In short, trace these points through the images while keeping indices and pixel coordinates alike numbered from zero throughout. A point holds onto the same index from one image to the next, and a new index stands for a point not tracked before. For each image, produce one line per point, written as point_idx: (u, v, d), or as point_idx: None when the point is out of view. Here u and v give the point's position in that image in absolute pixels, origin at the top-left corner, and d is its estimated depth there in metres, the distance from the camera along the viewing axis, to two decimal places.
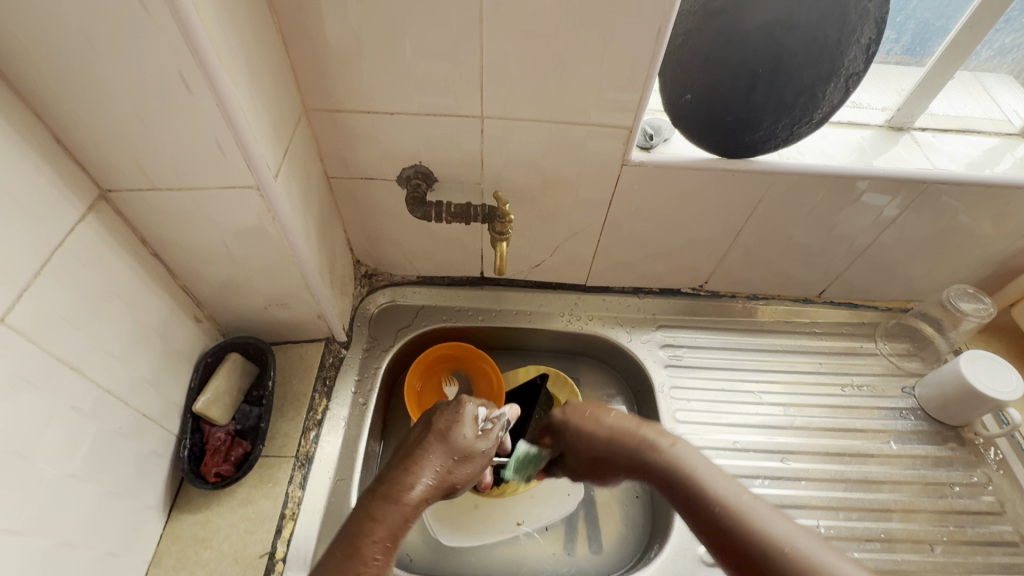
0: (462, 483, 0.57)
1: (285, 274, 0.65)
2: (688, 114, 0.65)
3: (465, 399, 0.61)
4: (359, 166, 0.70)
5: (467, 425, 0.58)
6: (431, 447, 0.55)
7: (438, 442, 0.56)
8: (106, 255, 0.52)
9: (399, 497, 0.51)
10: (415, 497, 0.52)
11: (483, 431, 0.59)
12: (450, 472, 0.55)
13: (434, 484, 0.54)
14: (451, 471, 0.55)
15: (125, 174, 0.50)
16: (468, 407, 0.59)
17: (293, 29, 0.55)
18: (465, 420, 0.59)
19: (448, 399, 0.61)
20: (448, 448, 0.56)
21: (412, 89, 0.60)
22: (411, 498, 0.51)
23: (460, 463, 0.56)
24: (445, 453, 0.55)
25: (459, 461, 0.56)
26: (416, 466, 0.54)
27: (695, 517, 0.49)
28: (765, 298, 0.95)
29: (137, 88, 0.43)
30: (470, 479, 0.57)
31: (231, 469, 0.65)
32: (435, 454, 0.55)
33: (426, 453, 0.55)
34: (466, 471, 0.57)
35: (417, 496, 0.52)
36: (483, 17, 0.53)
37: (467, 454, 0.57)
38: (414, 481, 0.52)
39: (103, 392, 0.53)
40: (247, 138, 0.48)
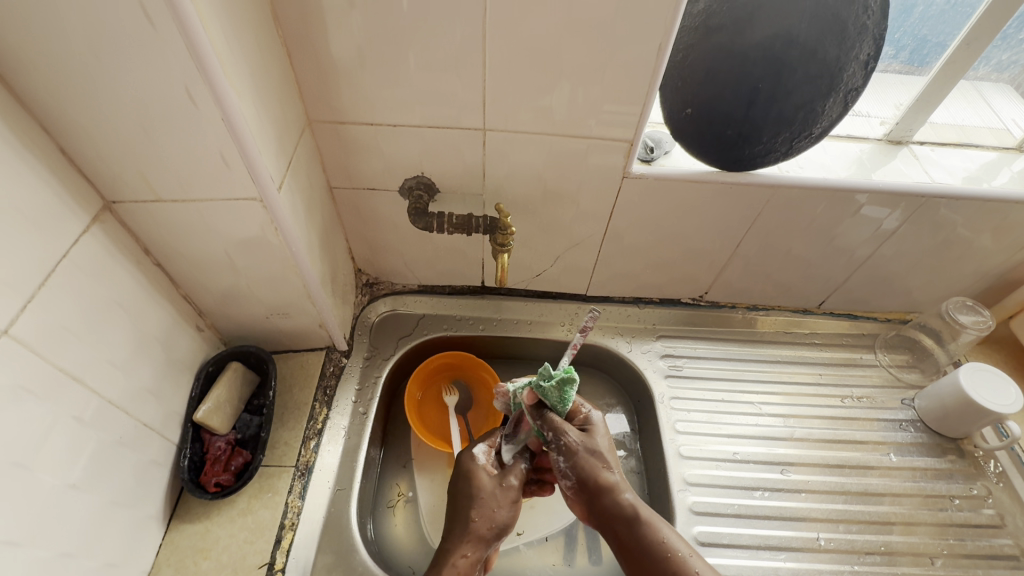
0: (506, 528, 0.63)
1: (287, 284, 0.65)
2: (688, 127, 0.66)
3: (467, 453, 0.67)
4: (361, 176, 0.70)
5: (492, 480, 0.65)
6: (464, 516, 0.62)
7: (469, 509, 0.63)
8: (111, 266, 0.53)
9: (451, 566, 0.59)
10: (466, 564, 0.60)
11: (502, 476, 0.65)
12: (488, 528, 0.62)
13: (481, 549, 0.61)
14: (492, 530, 0.62)
15: (130, 187, 0.50)
16: (483, 467, 0.66)
17: (298, 43, 0.55)
18: (482, 472, 0.65)
19: (465, 459, 0.67)
20: (477, 509, 0.62)
21: (414, 102, 0.61)
22: (460, 568, 0.59)
23: (492, 516, 0.62)
24: (479, 518, 0.62)
25: (493, 515, 0.63)
26: (457, 538, 0.61)
27: (627, 556, 0.58)
28: (764, 309, 0.95)
29: (144, 102, 0.43)
30: (511, 523, 0.64)
31: (230, 478, 0.65)
32: (469, 518, 0.62)
33: (460, 519, 0.62)
34: (501, 519, 0.63)
35: (468, 566, 0.60)
36: (485, 31, 0.54)
37: (497, 506, 0.63)
38: (459, 554, 0.60)
39: (104, 402, 0.53)
40: (251, 150, 0.48)
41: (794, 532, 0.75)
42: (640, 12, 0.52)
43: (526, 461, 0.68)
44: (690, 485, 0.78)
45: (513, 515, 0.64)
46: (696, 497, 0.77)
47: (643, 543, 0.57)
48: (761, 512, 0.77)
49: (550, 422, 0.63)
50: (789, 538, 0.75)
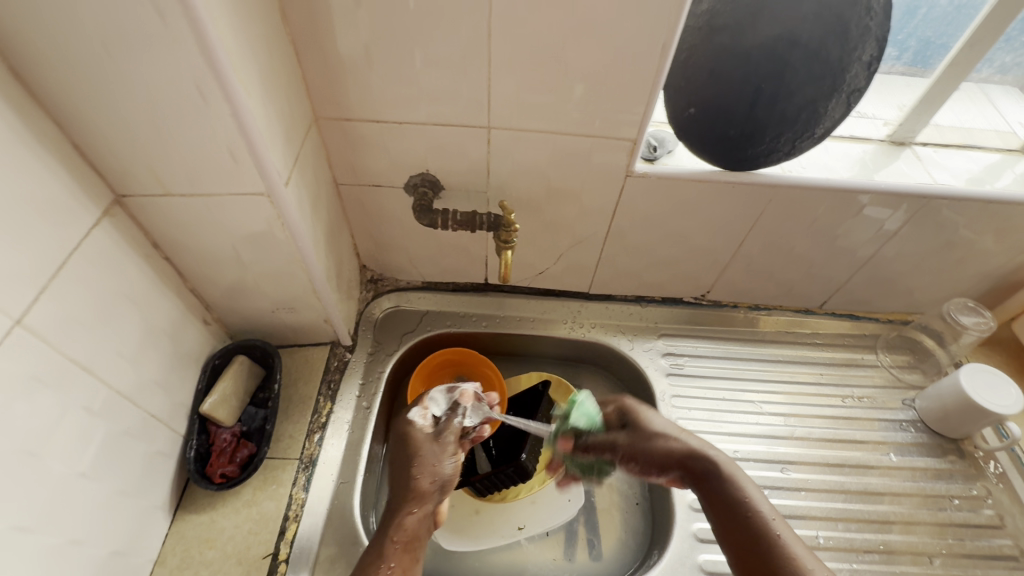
0: (452, 482, 0.64)
1: (293, 278, 0.66)
2: (691, 127, 0.66)
3: (403, 417, 0.66)
4: (366, 173, 0.71)
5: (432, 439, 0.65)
6: (406, 478, 0.62)
7: (411, 469, 0.62)
8: (121, 259, 0.54)
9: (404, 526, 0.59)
10: (416, 522, 0.60)
11: (441, 435, 0.65)
12: (432, 485, 0.62)
13: (429, 505, 0.62)
14: (437, 486, 0.62)
15: (141, 181, 0.51)
16: (423, 426, 0.65)
17: (306, 41, 0.56)
18: (420, 435, 0.65)
19: (403, 424, 0.65)
20: (421, 470, 0.62)
21: (420, 100, 0.62)
22: (408, 526, 0.60)
23: (439, 474, 0.63)
24: (422, 478, 0.62)
25: (437, 472, 0.63)
26: (402, 497, 0.61)
27: (732, 527, 0.59)
28: (766, 308, 0.96)
29: (154, 98, 0.44)
30: (453, 478, 0.65)
31: (236, 470, 0.66)
32: (412, 477, 0.62)
33: (400, 479, 0.62)
34: (445, 474, 0.64)
35: (417, 523, 0.60)
36: (491, 30, 0.54)
37: (442, 463, 0.64)
38: (409, 515, 0.60)
39: (113, 392, 0.54)
40: (260, 146, 0.49)
41: (793, 530, 0.76)
42: (645, 12, 0.52)
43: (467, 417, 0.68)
44: None
45: (456, 469, 0.65)
46: None
47: (735, 507, 0.59)
48: None
49: (595, 447, 0.67)
50: None
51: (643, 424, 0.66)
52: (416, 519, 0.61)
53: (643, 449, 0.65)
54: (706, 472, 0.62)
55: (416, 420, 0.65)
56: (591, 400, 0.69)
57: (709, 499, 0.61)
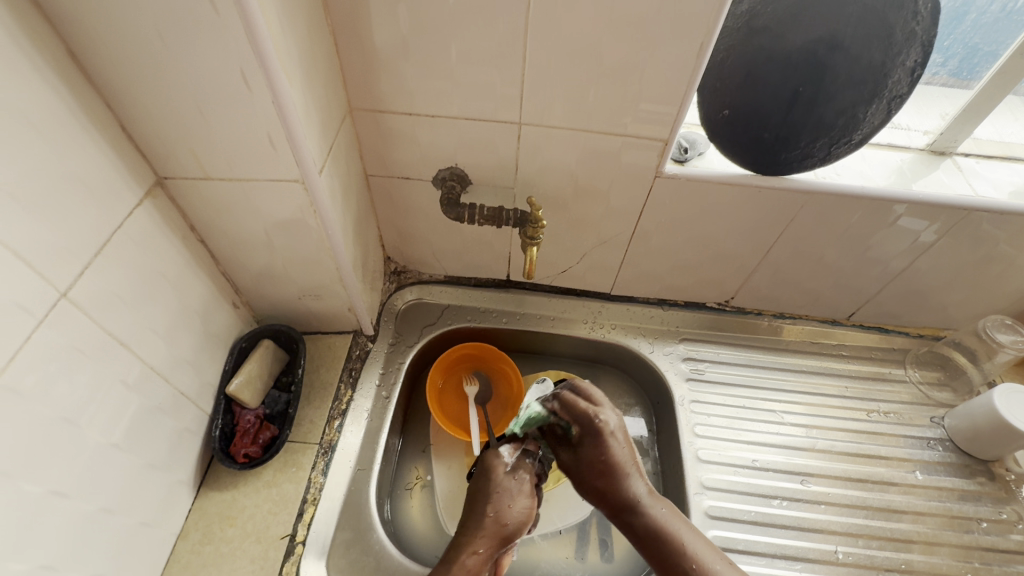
0: (520, 526, 0.62)
1: (321, 265, 0.67)
2: (724, 129, 0.66)
3: (492, 453, 0.66)
4: (396, 165, 0.72)
5: (518, 481, 0.64)
6: (479, 512, 0.61)
7: (487, 506, 0.61)
8: (158, 240, 0.55)
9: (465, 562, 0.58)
10: (479, 561, 0.59)
11: (517, 471, 0.65)
12: (501, 527, 0.60)
13: (494, 548, 0.60)
14: (507, 529, 0.61)
15: (182, 164, 0.53)
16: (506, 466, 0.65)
17: (346, 34, 0.57)
18: (498, 468, 0.64)
19: (488, 456, 0.66)
20: (489, 507, 0.61)
21: (454, 94, 0.62)
22: (470, 566, 0.58)
23: (507, 515, 0.61)
24: (497, 517, 0.61)
25: (512, 514, 0.61)
26: (470, 533, 0.59)
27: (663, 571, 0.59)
28: (791, 317, 0.94)
29: (199, 82, 0.45)
30: (523, 525, 0.62)
31: (258, 451, 0.67)
32: (485, 514, 0.60)
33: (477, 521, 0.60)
34: (517, 517, 0.61)
35: (479, 565, 0.58)
36: (527, 25, 0.55)
37: (516, 506, 0.62)
38: (476, 554, 0.58)
39: (147, 368, 0.55)
40: (297, 134, 0.50)
41: (811, 544, 0.74)
42: (684, 11, 0.52)
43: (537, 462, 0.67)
44: (706, 490, 0.78)
45: (529, 515, 0.63)
46: (712, 501, 0.77)
47: (674, 554, 0.59)
48: (778, 521, 0.76)
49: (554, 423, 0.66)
50: (806, 549, 0.74)
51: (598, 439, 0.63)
52: (478, 558, 0.59)
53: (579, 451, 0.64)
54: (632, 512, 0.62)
55: (498, 452, 0.66)
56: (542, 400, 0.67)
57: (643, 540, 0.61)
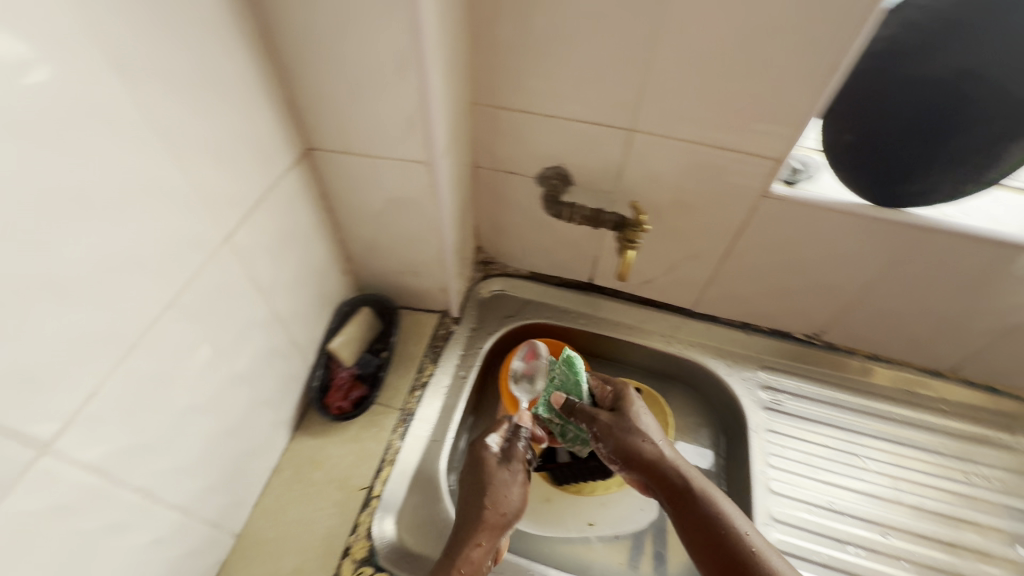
0: (516, 515, 0.65)
1: (426, 245, 0.72)
2: (844, 154, 0.64)
3: (480, 443, 0.70)
4: (504, 160, 0.76)
5: (492, 467, 0.67)
6: (480, 507, 0.64)
7: (486, 500, 0.64)
8: (298, 203, 0.62)
9: (472, 552, 0.61)
10: (486, 548, 0.62)
11: (511, 462, 0.69)
12: (500, 517, 0.64)
13: (497, 538, 0.63)
14: (503, 518, 0.64)
15: (330, 137, 0.59)
16: (479, 445, 0.70)
17: (483, 33, 0.62)
18: (491, 459, 0.68)
19: (478, 448, 0.70)
20: (485, 496, 0.65)
21: (573, 97, 0.65)
22: (475, 558, 0.60)
23: (501, 506, 0.64)
24: (494, 508, 0.64)
25: (509, 504, 0.65)
26: (472, 526, 0.62)
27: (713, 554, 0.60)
28: (887, 361, 0.89)
29: (361, 66, 0.51)
30: (521, 511, 0.66)
31: (349, 406, 0.74)
32: (488, 508, 0.64)
33: (476, 513, 0.63)
34: (512, 507, 0.65)
35: (484, 556, 0.61)
36: (658, 34, 0.57)
37: (507, 492, 0.66)
38: (481, 543, 0.62)
39: (273, 314, 0.62)
40: (433, 119, 0.55)
41: None
42: (823, 31, 0.52)
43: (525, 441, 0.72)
44: (775, 522, 0.75)
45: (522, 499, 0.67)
46: (780, 535, 0.74)
47: (717, 532, 0.61)
48: (852, 570, 0.72)
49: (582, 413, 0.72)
50: None
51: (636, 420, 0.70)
52: (484, 547, 0.62)
53: (615, 436, 0.69)
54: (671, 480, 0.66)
55: (483, 442, 0.70)
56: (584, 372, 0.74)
57: (682, 516, 0.64)
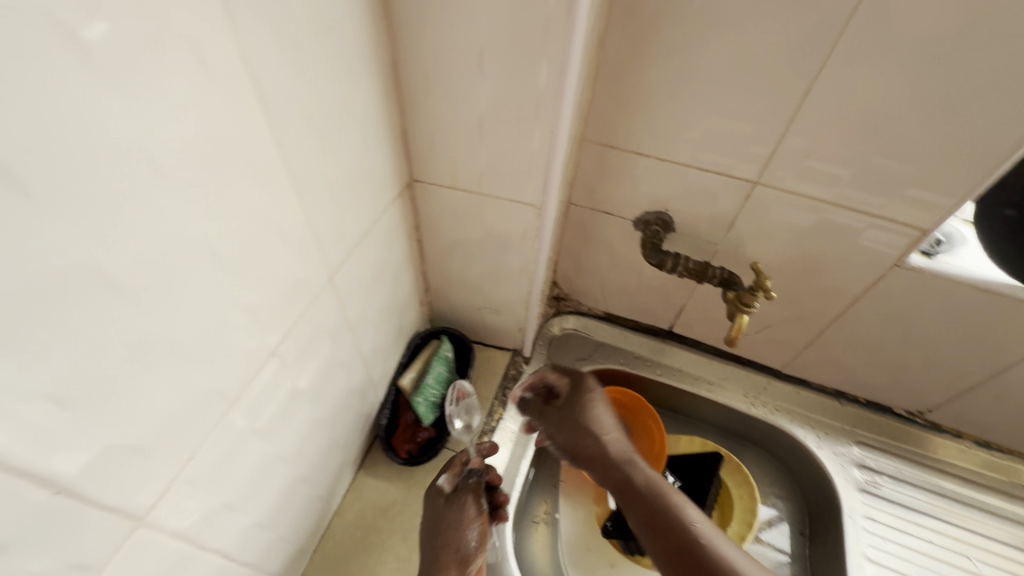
0: (472, 557, 0.58)
1: (515, 285, 0.68)
2: (1003, 233, 0.57)
3: (431, 485, 0.63)
4: (603, 200, 0.71)
5: (441, 508, 0.61)
6: (433, 548, 0.58)
7: (435, 539, 0.58)
8: (394, 235, 0.58)
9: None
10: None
11: (461, 497, 0.61)
12: (463, 558, 0.58)
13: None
14: (467, 560, 0.58)
15: (436, 171, 0.55)
16: (445, 484, 0.62)
17: (609, 67, 0.57)
18: (440, 495, 0.62)
19: (431, 495, 0.62)
20: (447, 540, 0.58)
21: (697, 142, 0.60)
22: None
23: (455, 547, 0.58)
24: (446, 548, 0.57)
25: (465, 542, 0.58)
26: (434, 568, 0.57)
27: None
28: (1000, 450, 0.80)
29: (490, 103, 0.47)
30: (483, 544, 0.60)
31: (417, 450, 0.68)
32: (439, 547, 0.58)
33: (433, 555, 0.58)
34: (471, 549, 0.58)
35: None
36: (813, 86, 0.51)
37: (467, 531, 0.59)
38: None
39: (357, 353, 0.58)
40: (557, 163, 0.50)
41: None
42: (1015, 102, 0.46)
43: (480, 474, 0.64)
44: None
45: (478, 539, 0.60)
46: None
47: (685, 541, 0.55)
48: None
49: (541, 408, 0.70)
50: None
51: (581, 408, 0.67)
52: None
53: (562, 433, 0.68)
54: (619, 478, 0.63)
55: (436, 484, 0.62)
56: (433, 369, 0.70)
57: (651, 524, 0.58)
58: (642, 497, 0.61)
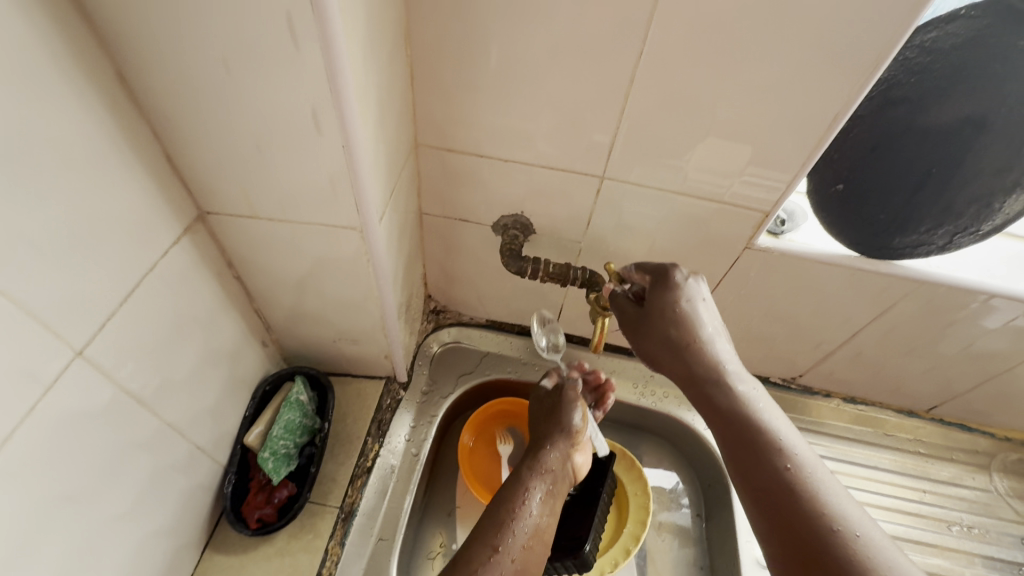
0: (578, 436, 0.65)
1: (365, 313, 0.60)
2: (834, 206, 0.58)
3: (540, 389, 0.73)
4: (456, 207, 0.65)
5: (547, 400, 0.71)
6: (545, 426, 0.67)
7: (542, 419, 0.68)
8: (192, 279, 0.49)
9: (539, 471, 0.61)
10: (557, 464, 0.63)
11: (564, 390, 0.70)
12: (566, 433, 0.65)
13: (562, 453, 0.64)
14: (570, 432, 0.65)
15: (227, 202, 0.46)
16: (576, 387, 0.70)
17: (424, 63, 0.50)
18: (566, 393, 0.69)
19: (540, 394, 0.72)
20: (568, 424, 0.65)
21: (534, 140, 0.55)
22: (551, 461, 0.62)
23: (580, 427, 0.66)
24: (555, 425, 0.66)
25: (571, 421, 0.66)
26: (545, 436, 0.65)
27: (782, 535, 0.44)
28: (864, 403, 0.85)
29: (264, 119, 0.39)
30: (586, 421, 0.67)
31: (273, 514, 0.60)
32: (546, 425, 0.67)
33: (541, 433, 0.66)
34: (577, 424, 0.66)
35: (556, 460, 0.62)
36: (634, 76, 0.48)
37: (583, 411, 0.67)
38: (548, 460, 0.62)
39: (164, 425, 0.49)
40: (363, 181, 0.43)
41: None
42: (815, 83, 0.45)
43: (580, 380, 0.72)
44: None
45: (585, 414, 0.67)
46: None
47: (794, 506, 0.44)
48: None
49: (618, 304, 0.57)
50: None
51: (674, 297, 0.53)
52: (551, 463, 0.62)
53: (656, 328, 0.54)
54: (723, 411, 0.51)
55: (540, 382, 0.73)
56: (288, 412, 0.62)
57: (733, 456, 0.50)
58: (756, 444, 0.49)
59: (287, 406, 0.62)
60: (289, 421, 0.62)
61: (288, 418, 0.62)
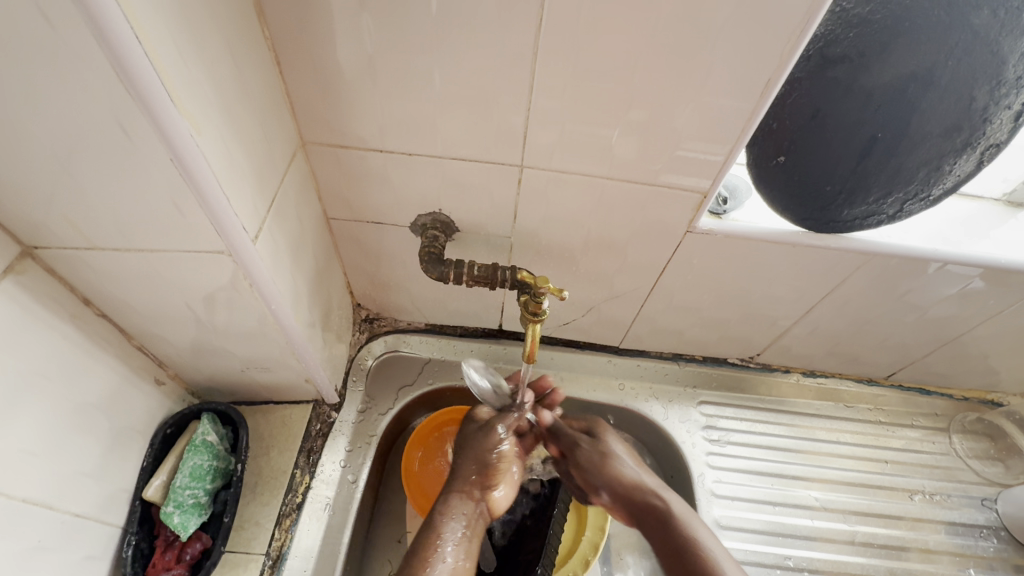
0: (491, 477, 0.61)
1: (267, 339, 0.53)
2: (777, 179, 0.53)
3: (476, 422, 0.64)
4: (364, 209, 0.58)
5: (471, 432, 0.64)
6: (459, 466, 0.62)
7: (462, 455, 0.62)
8: (27, 330, 0.41)
9: (450, 517, 0.57)
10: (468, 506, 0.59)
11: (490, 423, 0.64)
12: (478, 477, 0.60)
13: (476, 498, 0.60)
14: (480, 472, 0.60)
15: (56, 232, 0.39)
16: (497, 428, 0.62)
17: (292, 51, 0.43)
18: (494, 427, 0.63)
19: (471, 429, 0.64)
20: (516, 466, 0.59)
21: (436, 132, 0.48)
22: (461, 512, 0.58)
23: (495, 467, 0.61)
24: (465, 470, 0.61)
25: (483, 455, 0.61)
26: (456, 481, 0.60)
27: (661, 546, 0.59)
28: (823, 375, 0.82)
29: (63, 134, 0.32)
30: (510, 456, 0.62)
31: (183, 572, 0.54)
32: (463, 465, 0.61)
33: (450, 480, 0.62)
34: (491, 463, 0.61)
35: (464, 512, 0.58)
36: (535, 51, 0.41)
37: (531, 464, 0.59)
38: (458, 507, 0.58)
39: (17, 502, 0.42)
40: (216, 198, 0.36)
41: None
42: (736, 51, 0.40)
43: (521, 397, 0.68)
44: None
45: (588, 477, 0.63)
46: None
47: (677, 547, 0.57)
48: None
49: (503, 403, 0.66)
50: None
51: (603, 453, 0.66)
52: (462, 506, 0.58)
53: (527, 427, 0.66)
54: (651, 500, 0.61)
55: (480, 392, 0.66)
56: (199, 457, 0.56)
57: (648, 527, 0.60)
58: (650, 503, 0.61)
59: (195, 450, 0.56)
60: (201, 467, 0.56)
61: (201, 464, 0.56)
